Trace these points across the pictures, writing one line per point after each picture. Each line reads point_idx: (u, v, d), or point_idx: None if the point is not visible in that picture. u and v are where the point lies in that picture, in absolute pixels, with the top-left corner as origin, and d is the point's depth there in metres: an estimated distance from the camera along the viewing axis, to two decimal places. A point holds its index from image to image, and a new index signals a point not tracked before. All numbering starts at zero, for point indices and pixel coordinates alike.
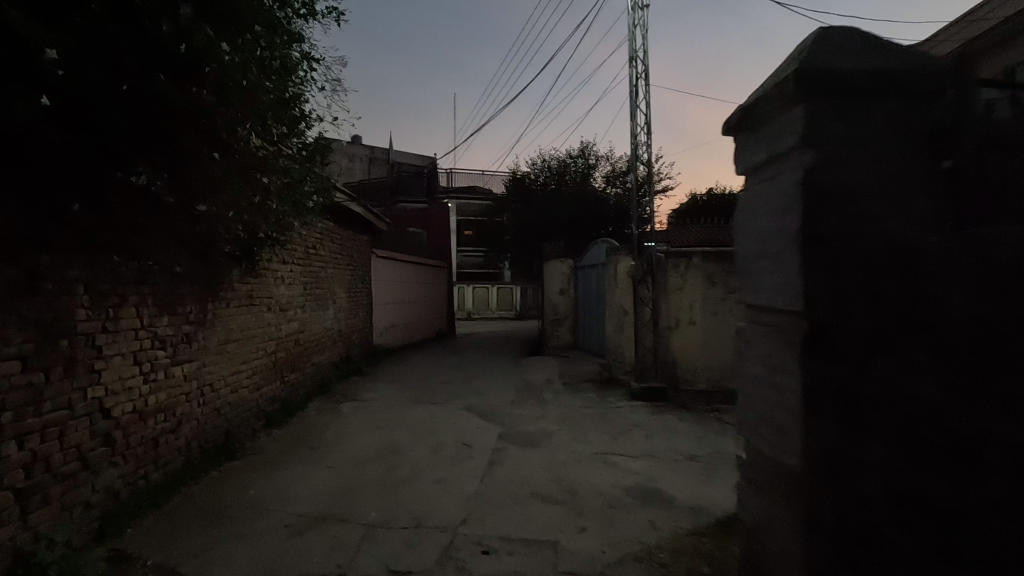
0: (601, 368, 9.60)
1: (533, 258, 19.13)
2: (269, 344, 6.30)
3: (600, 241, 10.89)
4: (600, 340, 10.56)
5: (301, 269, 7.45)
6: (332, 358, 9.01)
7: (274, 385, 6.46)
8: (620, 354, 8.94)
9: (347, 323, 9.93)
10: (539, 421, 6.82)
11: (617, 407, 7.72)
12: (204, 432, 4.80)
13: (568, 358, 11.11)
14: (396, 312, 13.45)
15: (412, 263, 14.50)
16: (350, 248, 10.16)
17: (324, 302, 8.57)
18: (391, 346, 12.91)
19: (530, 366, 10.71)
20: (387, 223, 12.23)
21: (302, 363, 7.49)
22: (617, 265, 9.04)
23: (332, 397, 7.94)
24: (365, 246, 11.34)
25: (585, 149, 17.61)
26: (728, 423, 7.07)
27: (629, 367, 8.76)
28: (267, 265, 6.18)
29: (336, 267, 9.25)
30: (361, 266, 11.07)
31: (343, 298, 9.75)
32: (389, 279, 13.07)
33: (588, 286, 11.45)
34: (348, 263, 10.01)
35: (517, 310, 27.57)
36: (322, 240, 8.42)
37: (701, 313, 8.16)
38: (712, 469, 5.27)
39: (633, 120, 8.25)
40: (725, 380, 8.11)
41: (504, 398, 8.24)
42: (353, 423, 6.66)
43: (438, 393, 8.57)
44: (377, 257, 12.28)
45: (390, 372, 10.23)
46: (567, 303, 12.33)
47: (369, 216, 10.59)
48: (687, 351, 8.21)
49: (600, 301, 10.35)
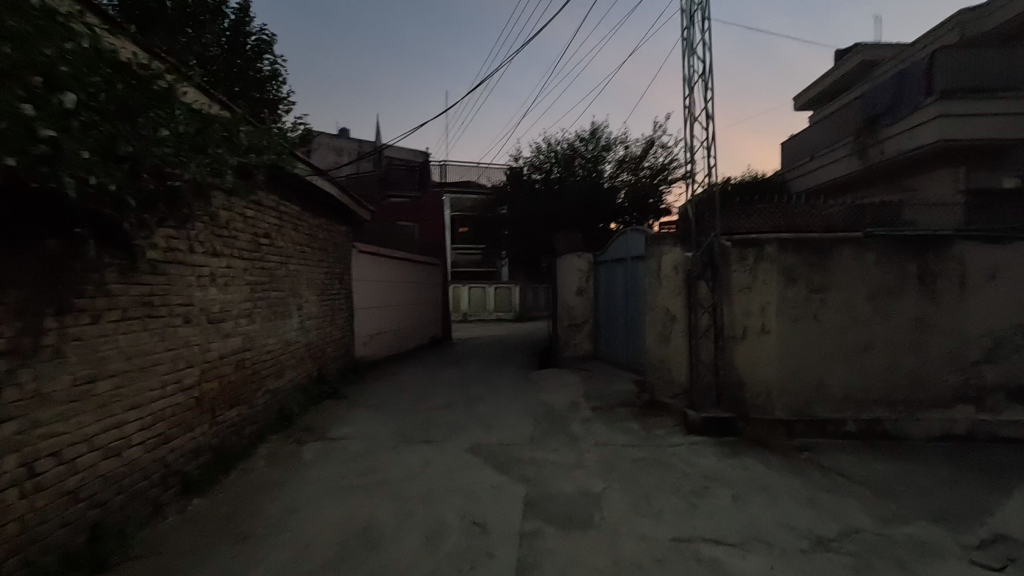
0: (638, 388, 7.71)
1: (538, 253, 17.23)
2: (188, 373, 4.32)
3: (629, 230, 8.98)
4: (632, 351, 8.67)
5: (246, 265, 5.47)
6: (297, 380, 7.05)
7: (198, 432, 4.48)
8: (665, 372, 7.05)
9: (319, 335, 7.97)
10: (577, 475, 4.90)
11: (673, 445, 5.84)
12: (43, 537, 2.84)
13: (590, 372, 9.22)
14: (382, 317, 11.46)
15: (400, 259, 12.52)
16: (320, 240, 8.18)
17: (285, 311, 6.61)
18: (377, 358, 10.98)
19: (546, 384, 8.79)
20: (368, 211, 10.23)
21: (250, 393, 5.52)
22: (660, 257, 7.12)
23: (293, 435, 5.97)
24: (342, 239, 9.35)
25: (596, 132, 15.63)
26: (831, 470, 5.22)
27: (679, 389, 6.88)
28: (180, 258, 4.19)
29: (301, 264, 7.29)
30: (337, 262, 9.09)
31: (313, 304, 7.78)
32: (374, 277, 11.11)
33: (614, 285, 9.54)
34: (318, 260, 8.03)
35: (516, 311, 25.72)
36: (280, 227, 6.44)
37: (777, 320, 6.27)
38: (866, 570, 3.38)
39: (689, 67, 6.31)
40: (810, 407, 6.24)
41: (520, 431, 6.34)
42: (315, 481, 4.71)
43: (434, 424, 6.64)
44: (358, 252, 10.27)
45: (375, 393, 8.29)
46: (584, 306, 10.40)
47: (343, 201, 8.60)
48: (757, 368, 6.33)
49: (636, 302, 8.45)
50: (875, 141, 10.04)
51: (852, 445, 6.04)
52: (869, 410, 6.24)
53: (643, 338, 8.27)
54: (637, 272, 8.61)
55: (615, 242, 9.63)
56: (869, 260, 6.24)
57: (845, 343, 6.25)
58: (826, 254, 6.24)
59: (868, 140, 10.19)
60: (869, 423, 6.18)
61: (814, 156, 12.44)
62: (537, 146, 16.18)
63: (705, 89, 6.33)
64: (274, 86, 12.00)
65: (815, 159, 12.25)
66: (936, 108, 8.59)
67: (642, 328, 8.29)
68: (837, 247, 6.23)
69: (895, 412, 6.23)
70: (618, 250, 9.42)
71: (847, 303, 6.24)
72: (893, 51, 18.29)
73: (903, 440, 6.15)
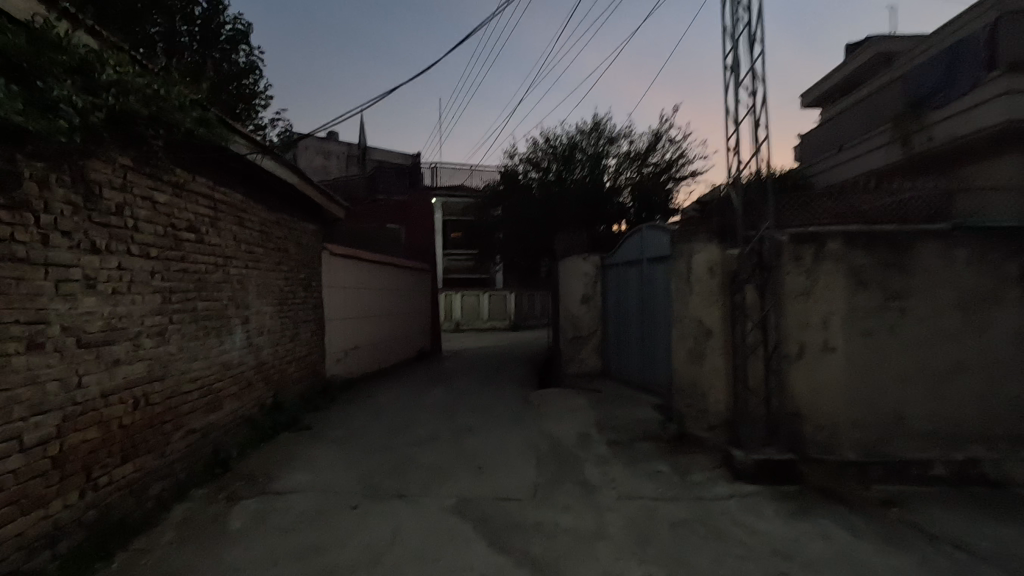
0: (662, 417, 6.38)
1: (535, 257, 15.91)
2: (38, 422, 2.96)
3: (645, 227, 7.67)
4: (651, 370, 7.33)
5: (157, 267, 4.11)
6: (241, 412, 5.66)
7: (58, 506, 3.11)
8: (698, 399, 5.72)
9: (273, 354, 6.57)
10: (600, 556, 3.57)
11: (720, 499, 4.51)
12: None
13: (599, 393, 7.88)
14: (360, 329, 10.09)
15: (382, 263, 11.15)
16: (276, 240, 6.79)
17: (222, 325, 5.21)
18: (353, 376, 9.60)
19: (550, 409, 7.43)
20: (342, 207, 8.84)
21: (161, 439, 4.14)
22: (691, 257, 5.81)
23: (226, 488, 4.59)
24: (307, 238, 7.96)
25: (598, 125, 14.30)
26: (938, 537, 3.91)
27: (717, 421, 5.55)
28: (20, 254, 2.83)
29: (249, 268, 5.92)
30: (302, 266, 7.70)
31: (266, 317, 6.41)
32: (350, 284, 9.75)
33: (626, 291, 8.21)
34: (272, 263, 6.64)
35: (511, 319, 24.34)
36: (215, 220, 5.08)
37: (844, 335, 4.96)
38: None
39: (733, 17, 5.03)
40: (888, 445, 4.94)
41: (521, 479, 4.99)
42: (233, 569, 3.35)
43: (412, 468, 5.27)
44: (330, 255, 8.89)
45: (345, 423, 6.90)
46: (591, 316, 9.06)
47: (307, 192, 7.23)
48: (821, 396, 5.00)
49: (657, 313, 7.13)
50: (922, 126, 8.79)
51: (945, 494, 4.73)
52: (962, 449, 4.93)
53: (665, 353, 6.95)
54: (657, 275, 7.30)
55: (627, 241, 8.32)
56: (959, 259, 4.95)
57: (931, 364, 4.95)
58: (904, 250, 4.95)
59: (912, 126, 8.94)
60: (963, 465, 4.87)
61: (844, 147, 11.19)
62: (533, 142, 14.86)
63: (751, 45, 5.05)
64: (247, 80, 10.95)
65: (845, 150, 11.01)
66: (1004, 82, 7.34)
67: (664, 342, 6.97)
68: (919, 242, 4.95)
69: (996, 452, 4.92)
70: (632, 249, 8.10)
71: (933, 313, 4.94)
72: (910, 43, 17.18)
73: (1008, 488, 4.84)
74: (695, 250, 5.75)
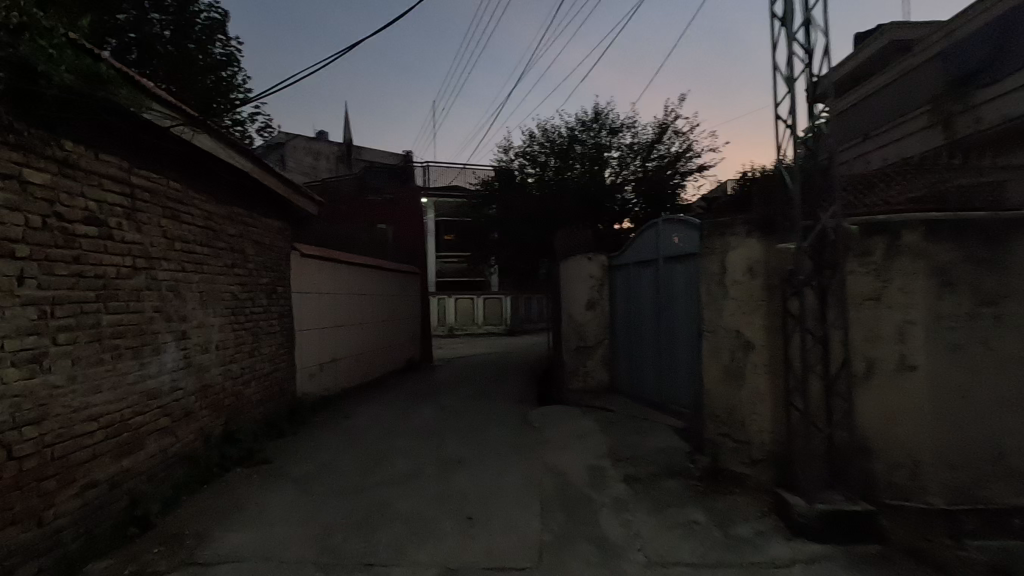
0: (689, 445, 5.35)
1: (533, 258, 14.91)
2: None
3: (661, 221, 6.69)
4: (677, 386, 6.32)
5: (30, 269, 3.06)
6: (176, 450, 4.60)
7: None
8: (737, 428, 4.68)
9: (222, 376, 5.49)
10: None
11: (779, 566, 3.49)
12: None
13: (608, 414, 6.84)
14: (339, 339, 9.04)
15: (363, 265, 10.11)
16: (229, 239, 5.73)
17: (145, 345, 4.15)
18: (330, 393, 8.53)
19: (553, 434, 6.39)
20: (315, 202, 7.79)
21: (38, 502, 3.07)
22: (727, 254, 4.78)
23: (138, 556, 3.53)
24: (272, 237, 6.89)
25: (599, 116, 13.31)
26: None
27: (762, 454, 4.51)
28: None
29: (189, 273, 4.86)
30: (264, 270, 6.62)
31: (214, 332, 5.33)
32: (327, 290, 8.69)
33: (639, 295, 7.21)
34: (223, 266, 5.58)
35: (507, 324, 23.27)
36: (133, 212, 4.02)
37: (928, 350, 3.93)
38: None
39: None
40: (986, 489, 3.91)
41: (522, 535, 3.94)
42: None
43: (385, 520, 4.22)
44: (301, 256, 7.83)
45: (311, 456, 5.82)
46: (597, 323, 8.03)
47: (268, 184, 6.18)
48: (900, 427, 3.96)
49: (686, 321, 6.13)
50: (968, 108, 7.83)
51: None
52: None
53: (696, 367, 5.98)
54: (678, 276, 6.30)
55: (638, 238, 7.33)
56: None
57: None
58: (1001, 243, 3.94)
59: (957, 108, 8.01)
60: None
61: (875, 133, 10.26)
62: (529, 135, 13.90)
63: None
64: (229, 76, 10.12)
65: (879, 137, 10.06)
66: None
67: (694, 354, 6.00)
68: (1020, 233, 3.95)
69: None
70: (645, 247, 7.11)
71: None
72: (924, 32, 16.31)
73: None
74: (732, 245, 4.73)
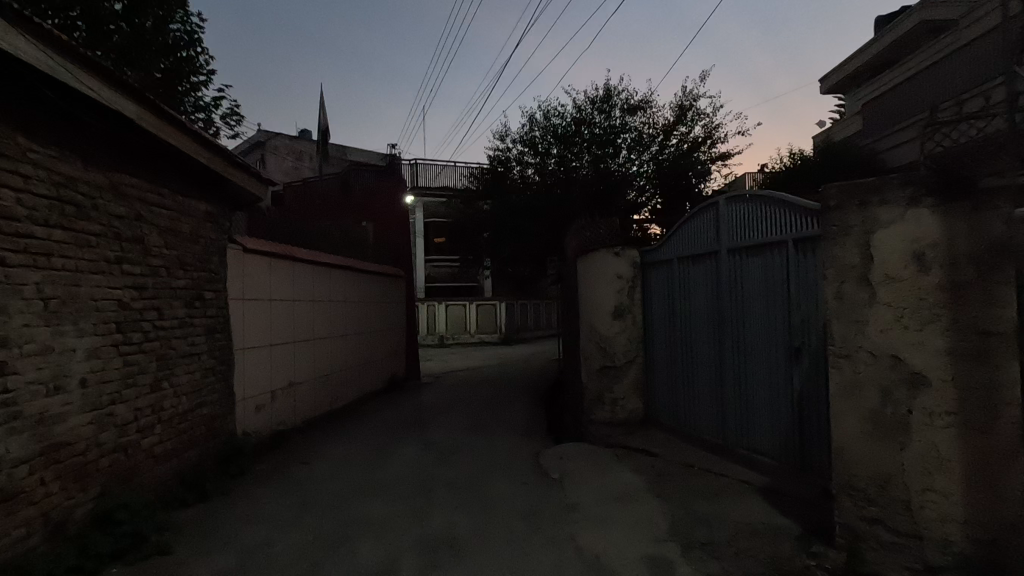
0: (793, 525, 3.58)
1: (534, 259, 13.18)
2: None
3: (726, 201, 5.00)
4: (758, 425, 4.60)
5: None
6: None
7: None
8: (895, 511, 2.93)
9: (94, 427, 3.65)
10: None
11: None
12: None
13: (653, 462, 5.07)
14: (299, 357, 7.19)
15: (332, 266, 8.28)
16: (111, 221, 3.90)
17: None
18: (286, 429, 6.68)
19: (583, 494, 4.61)
20: (262, 181, 5.97)
21: None
22: (873, 235, 3.04)
23: None
24: (194, 224, 5.06)
25: (609, 96, 11.62)
26: None
27: (945, 559, 2.76)
28: None
29: (11, 268, 3.04)
30: (180, 267, 4.79)
31: (77, 361, 3.50)
32: (282, 295, 6.86)
33: (690, 301, 5.48)
34: (100, 261, 3.76)
35: (502, 333, 21.42)
36: None
37: None
38: None
39: None
40: None
41: None
42: None
43: None
44: (242, 252, 5.99)
45: (234, 538, 3.98)
46: (628, 338, 6.27)
47: (173, 144, 4.38)
48: None
49: (772, 335, 4.42)
50: None
51: None
52: None
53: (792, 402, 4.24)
54: (755, 276, 4.58)
55: (688, 226, 5.62)
56: None
57: None
58: None
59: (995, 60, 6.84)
60: None
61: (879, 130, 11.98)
62: (529, 120, 12.19)
63: None
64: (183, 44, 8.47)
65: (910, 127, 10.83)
66: None
67: (789, 383, 4.27)
68: None
69: None
70: (700, 237, 5.41)
71: None
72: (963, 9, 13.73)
73: None
74: (885, 221, 2.98)
